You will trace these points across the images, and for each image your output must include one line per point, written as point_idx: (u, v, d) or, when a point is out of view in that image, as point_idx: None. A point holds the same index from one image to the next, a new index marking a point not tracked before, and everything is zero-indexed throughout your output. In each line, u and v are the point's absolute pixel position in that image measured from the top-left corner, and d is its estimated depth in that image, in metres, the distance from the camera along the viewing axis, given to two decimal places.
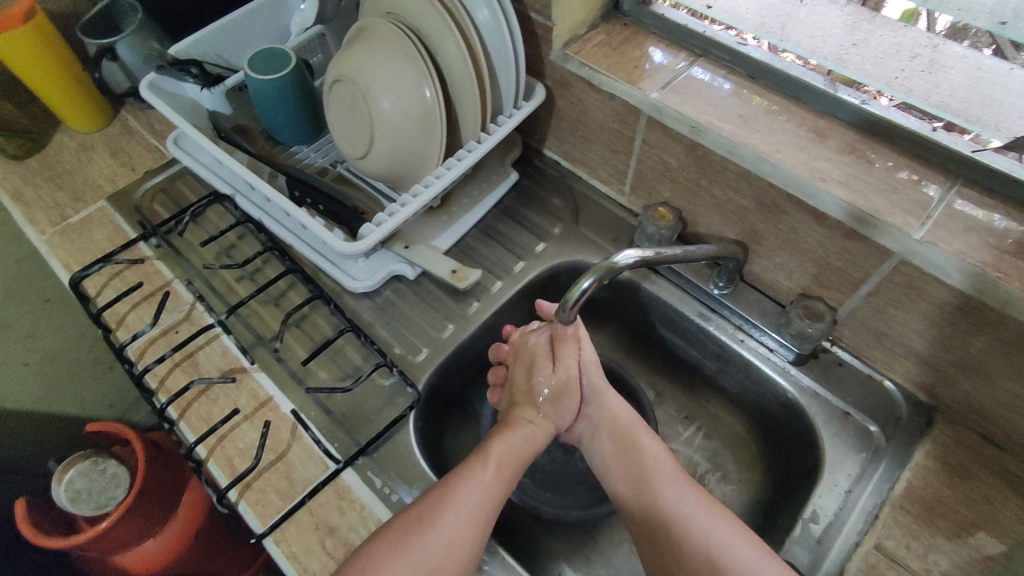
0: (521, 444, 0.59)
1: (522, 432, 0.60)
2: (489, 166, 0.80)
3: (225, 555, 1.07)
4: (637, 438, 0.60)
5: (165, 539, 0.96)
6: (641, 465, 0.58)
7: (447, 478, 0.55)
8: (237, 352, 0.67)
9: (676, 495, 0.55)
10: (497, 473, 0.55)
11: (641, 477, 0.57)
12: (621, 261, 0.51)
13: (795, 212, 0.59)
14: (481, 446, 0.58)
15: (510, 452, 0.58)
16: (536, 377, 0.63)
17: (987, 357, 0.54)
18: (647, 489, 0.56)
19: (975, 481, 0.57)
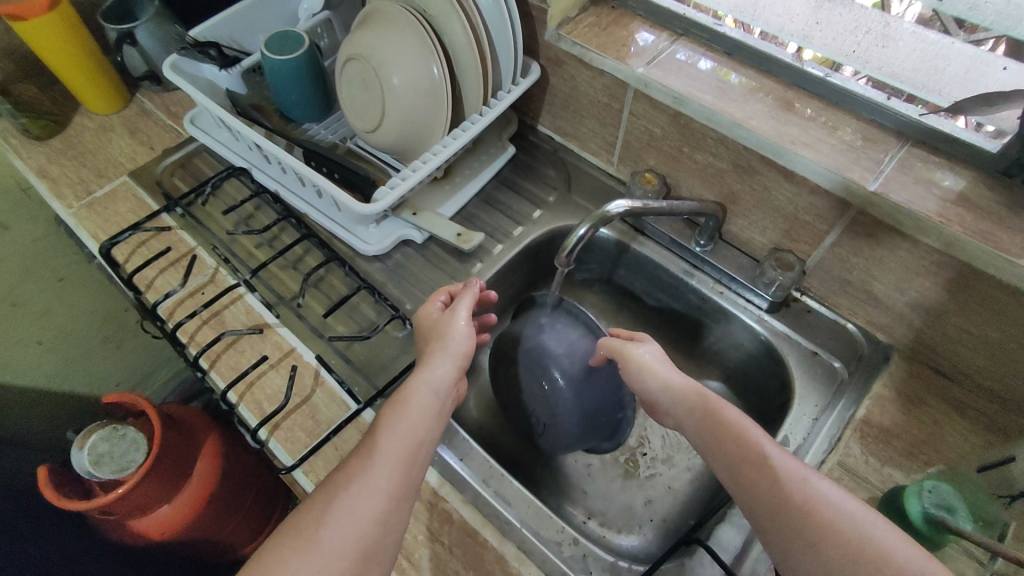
0: (432, 400, 0.56)
1: (433, 380, 0.57)
2: (488, 141, 0.86)
3: (237, 517, 1.11)
4: (720, 417, 0.54)
5: (181, 504, 1.00)
6: (735, 446, 0.52)
7: (364, 449, 0.52)
8: (261, 309, 0.73)
9: (785, 477, 0.50)
10: (407, 436, 0.53)
11: (746, 461, 0.51)
12: (612, 210, 0.58)
13: (767, 171, 0.66)
14: (381, 417, 0.54)
15: (423, 406, 0.55)
16: (433, 350, 0.59)
17: (936, 295, 0.61)
18: (755, 478, 0.51)
19: (925, 407, 0.65)
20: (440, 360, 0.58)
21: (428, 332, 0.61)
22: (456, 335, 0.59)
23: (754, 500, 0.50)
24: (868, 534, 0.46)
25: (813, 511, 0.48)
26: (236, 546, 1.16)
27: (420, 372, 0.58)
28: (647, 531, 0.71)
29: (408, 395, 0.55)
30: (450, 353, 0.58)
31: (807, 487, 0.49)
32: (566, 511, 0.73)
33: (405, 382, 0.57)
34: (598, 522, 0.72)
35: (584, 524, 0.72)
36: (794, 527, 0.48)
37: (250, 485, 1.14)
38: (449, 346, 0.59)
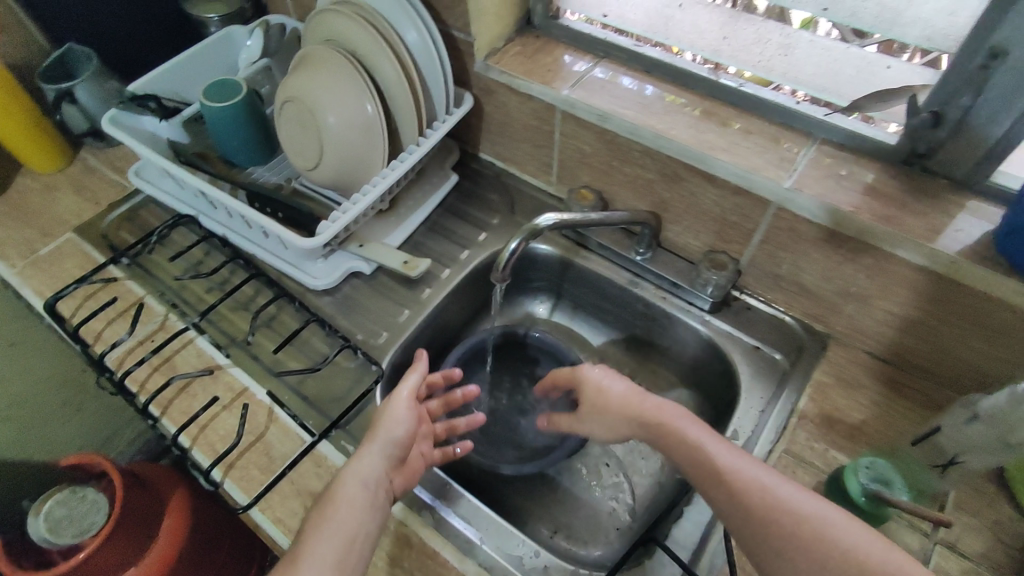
0: (365, 492, 0.53)
1: (363, 474, 0.54)
2: (430, 171, 0.89)
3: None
4: (676, 435, 0.55)
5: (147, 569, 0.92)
6: (693, 457, 0.53)
7: (287, 563, 0.49)
8: (212, 351, 0.72)
9: (750, 486, 0.49)
10: (335, 539, 0.50)
11: (706, 471, 0.52)
12: (542, 224, 0.60)
13: (692, 177, 0.70)
14: (311, 522, 0.51)
15: (354, 500, 0.52)
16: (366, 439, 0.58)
17: (858, 280, 0.65)
18: (714, 485, 0.51)
19: (863, 389, 0.68)
20: (367, 451, 0.56)
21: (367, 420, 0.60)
22: (391, 419, 0.58)
23: (723, 515, 0.50)
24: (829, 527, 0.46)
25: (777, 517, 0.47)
26: None
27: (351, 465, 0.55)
28: (614, 539, 0.71)
29: (337, 492, 0.53)
30: (383, 441, 0.57)
31: (772, 492, 0.48)
32: (533, 526, 0.73)
33: (336, 476, 0.54)
34: (564, 535, 0.72)
35: (552, 538, 0.72)
36: (756, 532, 0.48)
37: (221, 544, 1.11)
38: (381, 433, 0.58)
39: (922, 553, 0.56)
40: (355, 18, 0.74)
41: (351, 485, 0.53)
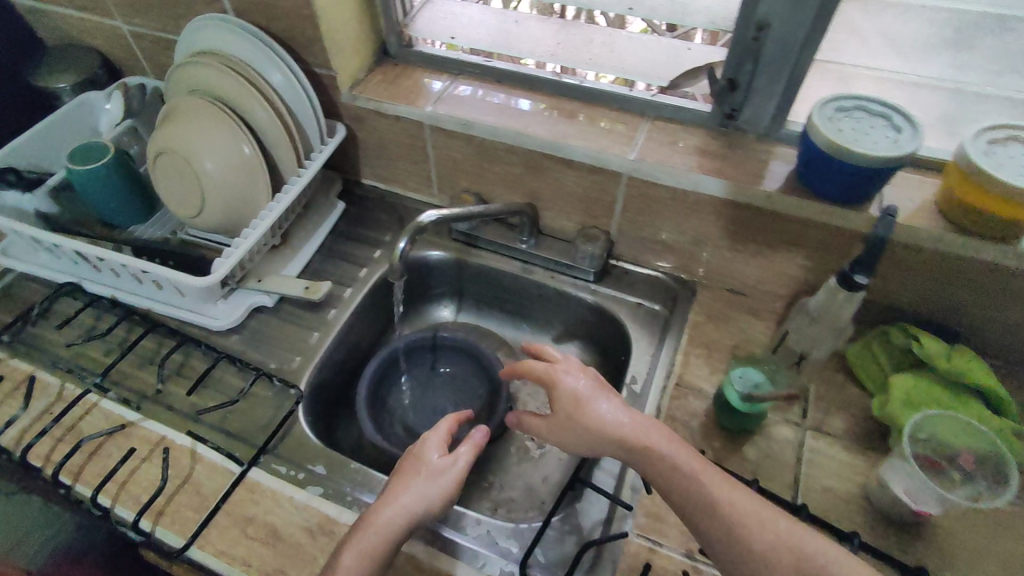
0: (387, 542, 0.55)
1: (385, 514, 0.57)
2: (317, 202, 0.93)
3: None
4: (670, 466, 0.56)
5: None
6: (694, 493, 0.54)
7: None
8: (121, 410, 0.70)
9: (741, 521, 0.51)
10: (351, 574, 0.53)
11: (706, 511, 0.53)
12: (425, 220, 0.67)
13: (552, 165, 0.79)
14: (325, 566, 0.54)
15: (373, 548, 0.54)
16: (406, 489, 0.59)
17: (704, 227, 0.76)
18: (713, 523, 0.52)
19: (730, 319, 0.78)
20: (399, 492, 0.58)
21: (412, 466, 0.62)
22: (441, 481, 0.60)
23: (703, 531, 0.53)
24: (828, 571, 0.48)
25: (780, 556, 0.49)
26: None
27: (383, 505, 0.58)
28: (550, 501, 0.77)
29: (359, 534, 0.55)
30: (424, 492, 0.59)
31: (779, 535, 0.50)
32: (474, 508, 0.77)
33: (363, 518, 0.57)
34: (505, 509, 0.77)
35: (493, 515, 0.76)
36: (756, 571, 0.50)
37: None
38: (428, 488, 0.59)
39: (796, 438, 0.67)
40: (221, 66, 0.77)
41: (371, 531, 0.55)
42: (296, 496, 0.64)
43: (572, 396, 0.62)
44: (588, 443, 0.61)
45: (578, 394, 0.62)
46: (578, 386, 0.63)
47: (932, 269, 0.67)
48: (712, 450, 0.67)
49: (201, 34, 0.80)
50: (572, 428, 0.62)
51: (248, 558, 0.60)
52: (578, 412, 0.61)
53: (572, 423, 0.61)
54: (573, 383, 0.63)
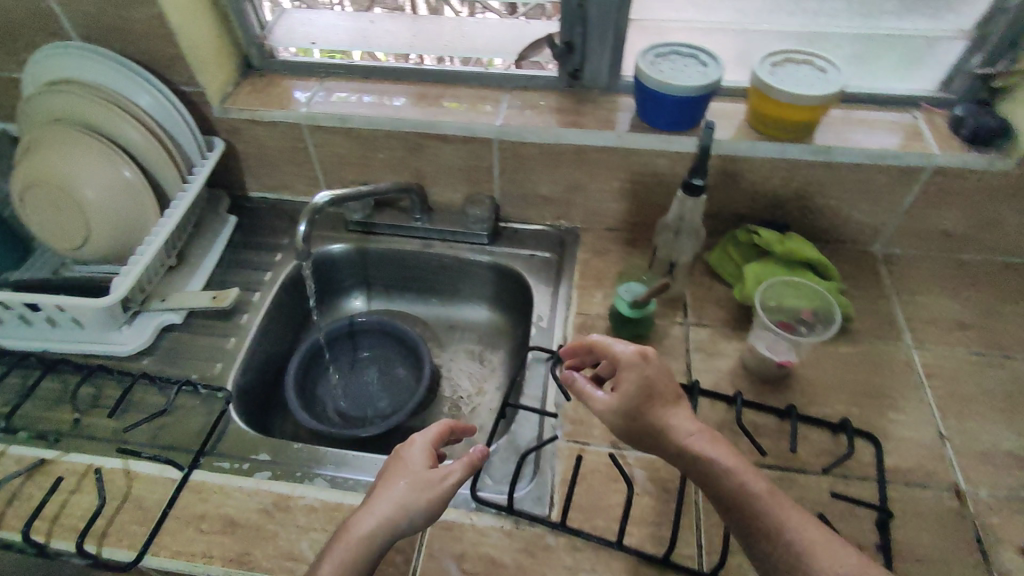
0: (360, 559, 0.53)
1: (359, 527, 0.54)
2: (207, 220, 0.93)
3: None
4: (706, 459, 0.57)
5: None
6: (730, 488, 0.56)
7: None
8: (36, 451, 0.68)
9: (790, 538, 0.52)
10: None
11: (743, 508, 0.55)
12: (318, 201, 0.73)
13: (430, 143, 0.86)
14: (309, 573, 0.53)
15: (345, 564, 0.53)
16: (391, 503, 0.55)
17: (573, 174, 0.87)
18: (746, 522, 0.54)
19: (612, 252, 0.90)
20: (377, 500, 0.56)
21: (400, 474, 0.58)
22: (424, 500, 0.55)
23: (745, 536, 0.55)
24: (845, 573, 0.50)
25: (797, 549, 0.52)
26: None
27: (363, 515, 0.55)
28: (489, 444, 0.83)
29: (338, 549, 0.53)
30: (405, 507, 0.55)
31: (796, 535, 0.52)
32: None
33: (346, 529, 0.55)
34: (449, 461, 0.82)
35: None
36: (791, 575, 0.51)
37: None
38: (411, 506, 0.55)
39: (682, 333, 0.79)
40: (83, 93, 0.76)
41: (352, 545, 0.54)
42: (245, 484, 0.66)
43: (642, 389, 0.60)
44: (652, 439, 0.60)
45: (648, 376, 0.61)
46: (652, 376, 0.60)
47: (754, 174, 0.82)
48: None
49: (53, 63, 0.78)
50: (638, 417, 0.60)
51: (208, 550, 0.61)
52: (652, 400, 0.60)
53: (646, 413, 0.60)
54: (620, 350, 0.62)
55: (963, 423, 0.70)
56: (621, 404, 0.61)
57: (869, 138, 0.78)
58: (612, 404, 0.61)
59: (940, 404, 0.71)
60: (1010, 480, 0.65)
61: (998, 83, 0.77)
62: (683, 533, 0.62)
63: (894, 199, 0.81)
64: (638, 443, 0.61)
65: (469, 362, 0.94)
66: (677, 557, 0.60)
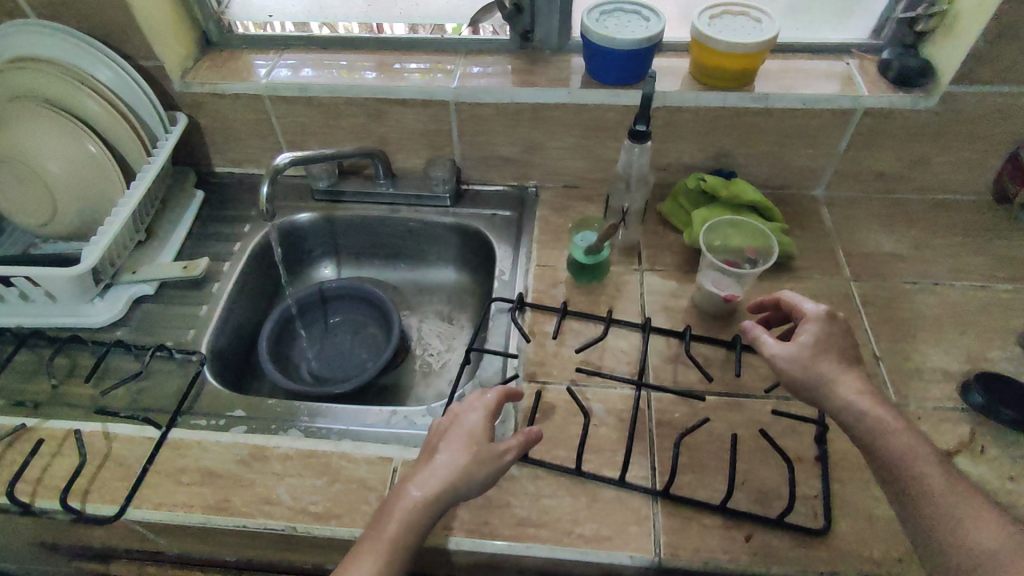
0: (421, 521, 0.56)
1: (418, 490, 0.56)
2: (175, 195, 0.95)
3: None
4: (861, 407, 0.56)
5: None
6: (883, 429, 0.55)
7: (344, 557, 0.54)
8: (17, 419, 0.70)
9: (933, 493, 0.51)
10: (377, 549, 0.53)
11: (892, 450, 0.54)
12: (281, 163, 0.74)
13: (391, 108, 0.88)
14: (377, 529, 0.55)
15: (408, 526, 0.55)
16: (452, 469, 0.57)
17: (533, 133, 0.89)
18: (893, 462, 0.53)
19: (571, 207, 0.93)
20: (434, 465, 0.58)
21: (460, 440, 0.59)
22: (481, 475, 0.58)
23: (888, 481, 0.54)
24: (984, 526, 0.48)
25: (928, 492, 0.51)
26: None
27: (425, 479, 0.57)
28: None
29: (402, 511, 0.55)
30: (464, 479, 0.57)
31: (934, 479, 0.51)
32: None
33: (408, 491, 0.56)
34: None
35: None
36: (924, 523, 0.50)
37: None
38: (470, 477, 0.58)
39: (638, 279, 0.83)
40: (49, 70, 0.77)
41: (414, 507, 0.56)
42: (221, 438, 0.69)
43: (824, 343, 0.60)
44: (818, 389, 0.58)
45: (818, 328, 0.61)
46: (834, 334, 0.61)
47: (699, 124, 0.85)
48: (578, 304, 0.80)
49: (12, 42, 0.79)
50: (813, 368, 0.59)
51: (188, 500, 0.64)
52: (826, 351, 0.60)
53: (821, 367, 0.59)
54: (808, 316, 0.63)
55: (898, 346, 0.75)
56: (802, 352, 0.60)
57: (803, 84, 0.82)
58: (791, 351, 0.60)
59: (875, 329, 0.76)
60: (937, 391, 0.70)
61: (924, 26, 0.79)
62: (637, 457, 0.66)
63: (830, 142, 0.86)
64: (800, 394, 0.60)
65: (439, 322, 0.98)
66: (632, 478, 0.64)
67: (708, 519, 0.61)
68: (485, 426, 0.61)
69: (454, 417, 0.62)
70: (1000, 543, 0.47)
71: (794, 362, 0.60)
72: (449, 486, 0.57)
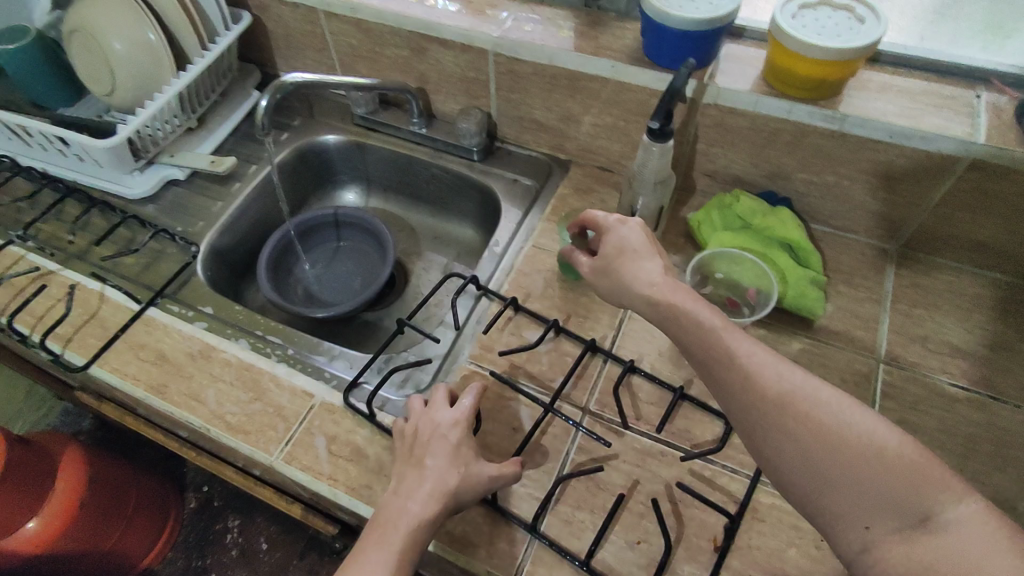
0: (420, 537, 0.54)
1: (415, 505, 0.55)
2: (235, 92, 0.99)
3: (120, 526, 1.28)
4: (655, 298, 0.51)
5: (46, 518, 1.13)
6: (721, 357, 0.46)
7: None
8: (44, 260, 0.81)
9: (788, 400, 0.43)
10: (385, 561, 0.52)
11: (733, 382, 0.45)
12: (288, 80, 0.76)
13: (432, 46, 0.84)
14: (373, 544, 0.53)
15: (408, 545, 0.53)
16: (444, 483, 0.56)
17: (570, 103, 0.81)
18: (738, 398, 0.45)
19: (596, 192, 0.85)
20: (427, 480, 0.56)
21: (443, 451, 0.58)
22: (476, 487, 0.56)
23: (746, 419, 0.44)
24: (841, 420, 0.41)
25: (773, 397, 0.43)
26: (128, 551, 1.33)
27: (415, 493, 0.55)
28: None
29: (397, 527, 0.53)
30: (457, 492, 0.56)
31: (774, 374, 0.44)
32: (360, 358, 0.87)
33: (399, 507, 0.55)
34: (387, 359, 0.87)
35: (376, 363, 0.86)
36: (796, 447, 0.41)
37: (125, 498, 1.29)
38: (464, 492, 0.56)
39: None
40: None
41: (408, 522, 0.54)
42: (182, 328, 0.75)
43: (623, 250, 0.55)
44: (622, 297, 0.55)
45: (612, 233, 0.57)
46: (629, 239, 0.55)
47: (754, 134, 0.72)
48: (553, 297, 0.75)
49: None
50: (611, 282, 0.55)
51: (138, 373, 0.71)
52: (619, 257, 0.55)
53: (614, 276, 0.55)
54: (602, 225, 0.58)
55: None
56: (601, 262, 0.56)
57: (898, 111, 0.65)
58: (594, 261, 0.57)
59: None
60: None
61: None
62: (539, 475, 0.62)
63: (919, 190, 0.69)
64: (611, 302, 0.56)
65: (440, 274, 0.96)
66: (524, 495, 0.61)
67: (581, 565, 0.57)
68: (466, 435, 0.60)
69: (424, 425, 0.60)
70: (874, 430, 0.40)
71: (598, 278, 0.57)
72: (438, 498, 0.55)
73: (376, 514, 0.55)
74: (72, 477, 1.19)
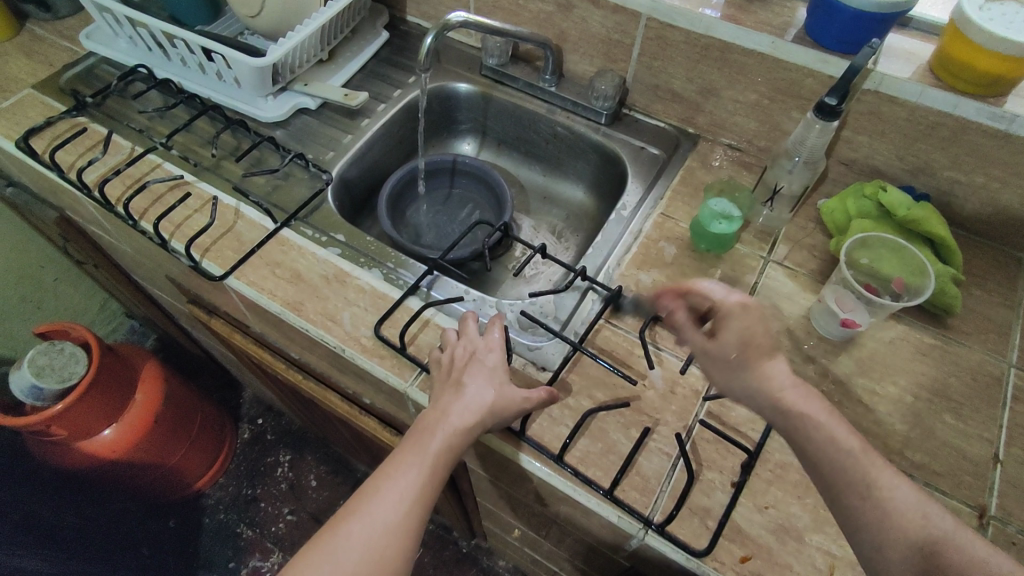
0: (457, 446, 0.57)
1: (454, 416, 0.57)
2: (364, 29, 1.00)
3: (184, 446, 1.32)
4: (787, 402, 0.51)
5: (121, 431, 1.16)
6: (857, 469, 0.47)
7: (382, 470, 0.57)
8: (180, 172, 0.82)
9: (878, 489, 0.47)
10: (422, 461, 0.56)
11: (826, 456, 0.49)
12: (453, 19, 0.77)
13: (581, 4, 0.84)
14: (413, 446, 0.57)
15: (442, 450, 0.56)
16: (478, 400, 0.58)
17: (715, 77, 0.81)
18: (825, 469, 0.49)
19: (725, 169, 0.85)
20: (465, 397, 0.58)
21: (476, 373, 0.60)
22: (510, 406, 0.58)
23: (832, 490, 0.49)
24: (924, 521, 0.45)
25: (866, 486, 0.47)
26: (185, 471, 1.37)
27: (453, 405, 0.58)
28: None
29: (434, 434, 0.57)
30: (493, 410, 0.58)
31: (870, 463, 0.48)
32: None
33: (439, 415, 0.58)
34: None
35: None
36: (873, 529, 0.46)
37: (192, 418, 1.32)
38: (499, 409, 0.58)
39: (759, 265, 0.76)
40: None
41: (446, 431, 0.57)
42: (318, 252, 0.76)
43: (744, 339, 0.53)
44: (742, 392, 0.53)
45: (741, 322, 0.53)
46: (754, 327, 0.53)
47: (910, 125, 0.72)
48: (683, 265, 0.76)
49: None
50: (737, 377, 0.53)
51: (275, 290, 0.73)
52: (753, 349, 0.53)
53: (743, 373, 0.53)
54: (728, 312, 0.54)
55: None
56: (732, 354, 0.53)
57: None
58: (712, 347, 0.54)
59: (1011, 429, 0.63)
60: None
61: None
62: (670, 431, 0.64)
63: None
64: (728, 390, 0.54)
65: (548, 234, 0.98)
66: (655, 448, 0.63)
67: (712, 520, 0.59)
68: (498, 359, 0.62)
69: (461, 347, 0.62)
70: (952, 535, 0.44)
71: (723, 367, 0.54)
72: (474, 414, 0.57)
73: (418, 420, 0.59)
74: (149, 394, 1.21)
